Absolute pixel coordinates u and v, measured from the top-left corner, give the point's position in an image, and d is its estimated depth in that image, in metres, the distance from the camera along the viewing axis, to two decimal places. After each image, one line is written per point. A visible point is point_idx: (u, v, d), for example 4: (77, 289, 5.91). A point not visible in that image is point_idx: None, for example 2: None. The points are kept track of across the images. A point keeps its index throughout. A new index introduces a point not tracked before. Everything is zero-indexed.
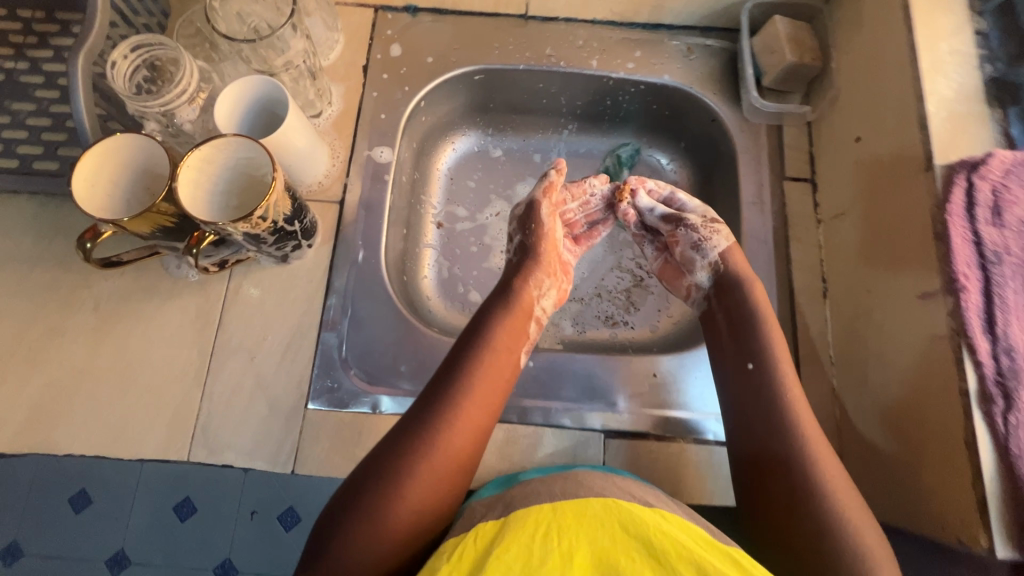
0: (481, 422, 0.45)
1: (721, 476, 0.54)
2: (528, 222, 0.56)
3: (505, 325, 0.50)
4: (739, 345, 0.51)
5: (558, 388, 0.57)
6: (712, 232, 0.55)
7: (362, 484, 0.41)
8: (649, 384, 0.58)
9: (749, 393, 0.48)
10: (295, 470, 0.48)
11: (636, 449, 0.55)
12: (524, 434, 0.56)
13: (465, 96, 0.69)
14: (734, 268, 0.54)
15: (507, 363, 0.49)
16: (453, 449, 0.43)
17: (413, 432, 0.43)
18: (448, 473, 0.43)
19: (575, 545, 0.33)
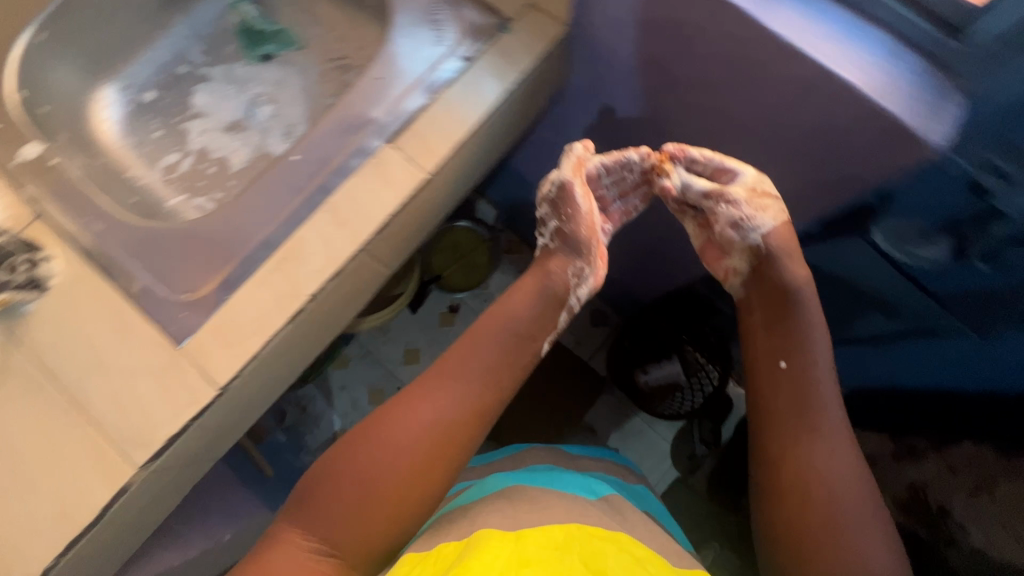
0: (475, 416, 0.60)
1: (475, 89, 0.59)
2: (563, 206, 0.65)
3: (527, 308, 0.65)
4: (775, 347, 0.62)
5: (327, 153, 0.57)
6: (762, 210, 0.61)
7: (372, 432, 0.58)
8: (377, 83, 0.59)
9: (785, 387, 0.60)
10: (218, 385, 0.52)
11: (414, 132, 0.58)
12: (340, 199, 0.56)
13: (59, 62, 0.67)
14: (780, 245, 0.62)
15: (517, 353, 0.65)
16: (456, 433, 0.59)
17: (427, 405, 0.59)
18: (446, 444, 0.58)
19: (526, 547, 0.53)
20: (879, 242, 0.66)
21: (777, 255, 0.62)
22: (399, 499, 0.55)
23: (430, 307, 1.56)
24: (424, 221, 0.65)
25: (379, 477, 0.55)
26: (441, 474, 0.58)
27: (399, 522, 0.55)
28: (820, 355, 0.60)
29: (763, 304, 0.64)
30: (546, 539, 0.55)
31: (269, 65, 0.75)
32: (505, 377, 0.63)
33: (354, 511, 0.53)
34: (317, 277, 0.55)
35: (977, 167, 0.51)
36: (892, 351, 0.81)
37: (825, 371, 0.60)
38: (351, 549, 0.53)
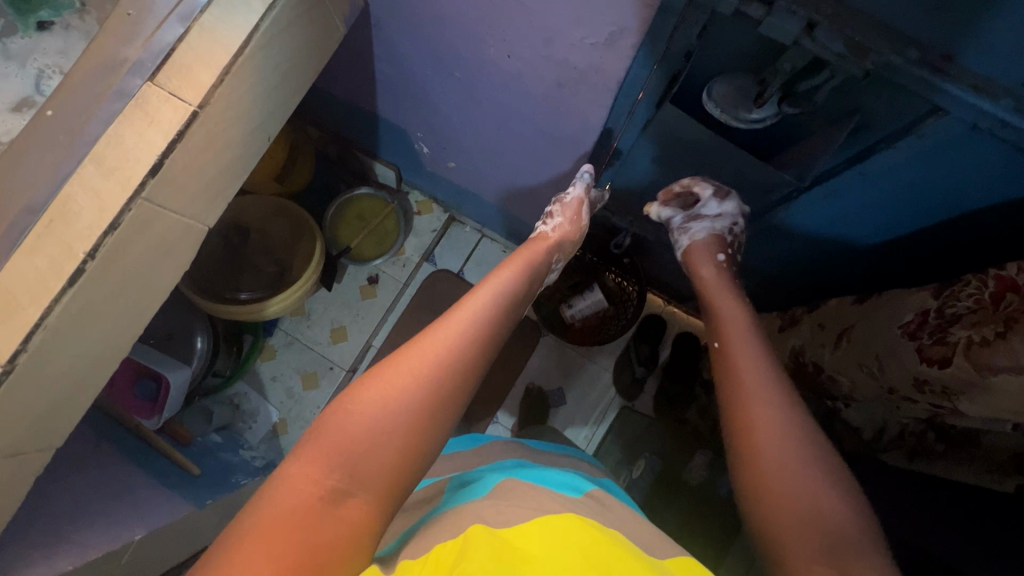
0: (472, 361, 0.67)
1: (236, 8, 0.55)
2: (566, 212, 0.90)
3: (515, 274, 0.79)
4: (712, 331, 0.77)
5: (85, 103, 0.53)
6: (692, 223, 0.84)
7: (384, 366, 0.64)
8: (129, 18, 0.55)
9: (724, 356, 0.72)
10: (1, 363, 0.49)
11: (176, 64, 0.54)
12: (105, 146, 0.52)
13: None
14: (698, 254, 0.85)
15: (507, 317, 0.75)
16: (452, 381, 0.64)
17: (433, 346, 0.66)
18: (445, 392, 0.63)
19: (521, 544, 0.52)
20: (711, 110, 0.62)
21: (692, 255, 0.85)
22: (405, 440, 0.59)
23: (349, 283, 1.53)
24: (226, 164, 0.61)
25: (383, 422, 0.59)
26: (442, 419, 0.62)
27: (404, 464, 0.59)
28: (747, 336, 0.72)
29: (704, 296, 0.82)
30: (543, 528, 0.54)
31: (46, 33, 0.70)
32: (497, 324, 0.72)
33: (364, 455, 0.57)
34: (89, 234, 0.51)
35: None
36: (770, 222, 0.81)
37: (747, 339, 0.72)
38: (368, 488, 0.56)
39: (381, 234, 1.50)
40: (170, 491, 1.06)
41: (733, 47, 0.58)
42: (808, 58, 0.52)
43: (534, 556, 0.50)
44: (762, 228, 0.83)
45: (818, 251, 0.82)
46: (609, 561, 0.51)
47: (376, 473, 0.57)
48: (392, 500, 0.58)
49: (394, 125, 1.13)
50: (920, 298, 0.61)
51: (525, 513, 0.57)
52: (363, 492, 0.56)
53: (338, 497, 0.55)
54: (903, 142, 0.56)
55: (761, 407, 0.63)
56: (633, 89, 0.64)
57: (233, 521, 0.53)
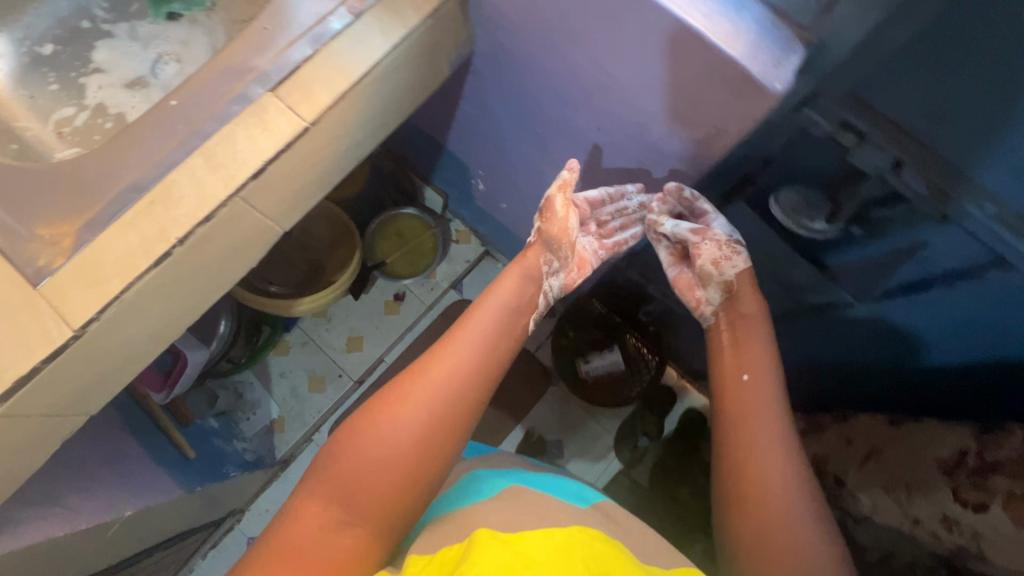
0: (473, 385, 0.65)
1: (362, 42, 0.59)
2: (546, 211, 0.77)
3: (512, 283, 0.75)
4: (738, 363, 0.68)
5: (208, 101, 0.57)
6: (732, 251, 0.72)
7: (389, 390, 0.64)
8: (264, 34, 0.60)
9: (741, 392, 0.65)
10: (73, 328, 0.51)
11: (298, 81, 0.58)
12: (217, 144, 0.56)
13: None
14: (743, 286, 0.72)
15: (507, 335, 0.71)
16: (453, 406, 0.63)
17: (437, 372, 0.64)
18: (446, 417, 0.62)
19: (521, 548, 0.51)
20: (776, 213, 0.64)
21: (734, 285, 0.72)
22: (406, 470, 0.58)
23: (375, 294, 1.55)
24: (317, 177, 0.64)
25: (387, 448, 0.58)
26: (443, 447, 0.61)
27: (405, 494, 0.58)
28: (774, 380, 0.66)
29: (733, 326, 0.72)
30: (546, 538, 0.54)
31: (174, 24, 0.75)
32: (499, 344, 0.70)
33: (366, 484, 0.57)
34: (184, 221, 0.53)
35: (836, 127, 0.52)
36: (811, 326, 0.80)
37: (774, 392, 0.65)
38: (370, 517, 0.56)
39: (417, 254, 1.53)
40: (164, 470, 1.05)
41: (812, 165, 0.60)
42: (887, 189, 0.55)
43: (534, 562, 0.50)
44: (795, 329, 0.83)
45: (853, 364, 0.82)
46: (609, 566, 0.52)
47: (377, 503, 0.56)
48: (394, 530, 0.57)
49: (457, 158, 1.18)
50: (959, 435, 0.62)
51: (531, 522, 0.57)
52: (363, 521, 0.56)
53: (340, 525, 0.55)
54: (963, 284, 0.59)
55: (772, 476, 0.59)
56: (706, 179, 0.68)
57: (254, 545, 0.55)
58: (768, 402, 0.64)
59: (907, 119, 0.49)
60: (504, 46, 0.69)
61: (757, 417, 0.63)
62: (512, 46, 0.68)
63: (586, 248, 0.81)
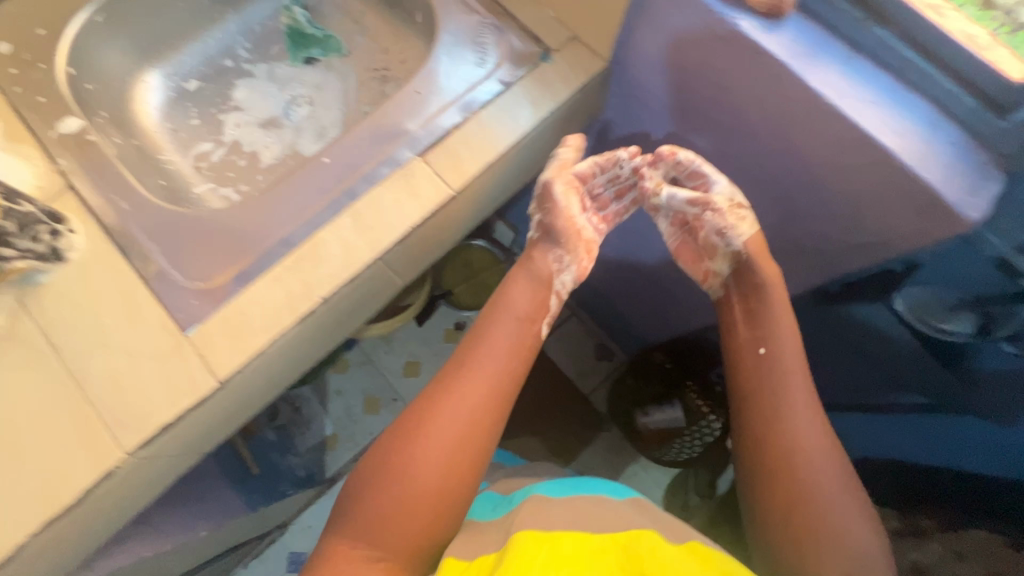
0: (488, 409, 0.61)
1: (512, 114, 0.60)
2: (545, 202, 0.67)
3: (526, 292, 0.67)
4: (756, 335, 0.62)
5: (357, 159, 0.58)
6: (736, 219, 0.61)
7: (400, 422, 0.61)
8: (415, 98, 0.60)
9: (761, 372, 0.60)
10: (217, 378, 0.51)
11: (447, 148, 0.58)
12: (367, 204, 0.56)
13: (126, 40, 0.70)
14: (755, 256, 0.62)
15: (515, 349, 0.64)
16: (469, 432, 0.59)
17: (440, 399, 0.60)
18: (461, 446, 0.58)
19: (559, 547, 0.51)
20: (900, 310, 0.63)
21: (745, 258, 0.62)
22: (428, 506, 0.56)
23: (437, 321, 1.56)
24: (444, 235, 0.65)
25: (400, 486, 0.56)
26: (462, 477, 0.58)
27: (430, 529, 0.56)
28: (798, 379, 0.59)
29: (750, 303, 0.63)
30: (582, 542, 0.52)
31: (311, 69, 0.77)
32: (518, 355, 0.64)
33: (388, 522, 0.55)
34: (329, 279, 0.54)
35: (1012, 250, 0.49)
36: (908, 422, 0.77)
37: (808, 428, 0.57)
38: (397, 552, 0.56)
39: (481, 287, 1.52)
40: (233, 487, 1.07)
41: (964, 278, 0.56)
42: None
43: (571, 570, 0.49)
44: (888, 420, 0.80)
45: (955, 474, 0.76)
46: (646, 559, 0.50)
47: (404, 541, 0.56)
48: (420, 558, 0.57)
49: None
50: None
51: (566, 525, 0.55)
52: (390, 555, 0.55)
53: (368, 560, 0.55)
54: None
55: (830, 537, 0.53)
56: (836, 272, 0.66)
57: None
58: (800, 397, 0.58)
59: None
60: (637, 118, 0.69)
61: (795, 426, 0.57)
62: (646, 119, 0.68)
63: (588, 227, 0.68)
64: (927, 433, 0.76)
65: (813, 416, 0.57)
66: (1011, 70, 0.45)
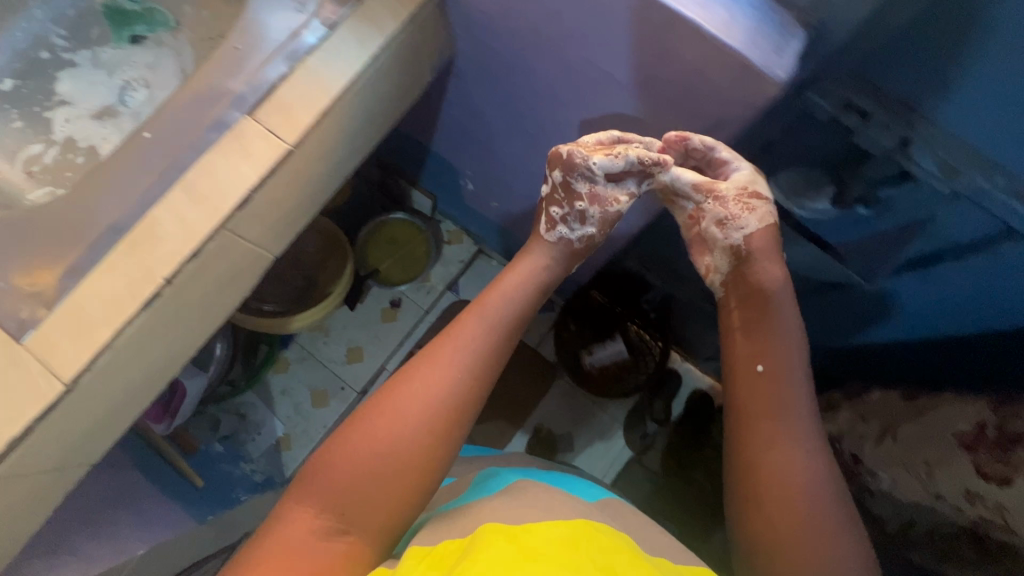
0: (466, 399, 0.62)
1: (341, 56, 0.57)
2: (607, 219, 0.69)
3: (515, 286, 0.70)
4: (754, 351, 0.64)
5: (182, 130, 0.54)
6: (747, 210, 0.63)
7: (382, 397, 0.61)
8: (235, 54, 0.57)
9: (762, 387, 0.62)
10: (66, 380, 0.48)
11: (276, 101, 0.55)
12: (199, 173, 0.53)
13: None
14: (760, 247, 0.65)
15: (507, 342, 0.67)
16: (446, 420, 0.60)
17: (430, 380, 0.61)
18: (440, 432, 0.60)
19: (528, 543, 0.52)
20: (777, 196, 0.65)
21: (753, 251, 0.65)
22: (404, 478, 0.57)
23: (371, 303, 1.52)
24: (304, 197, 0.62)
25: (378, 460, 0.57)
26: (439, 464, 0.59)
27: (402, 507, 0.57)
28: (793, 365, 0.63)
29: (764, 303, 0.65)
30: (549, 530, 0.54)
31: (138, 48, 0.71)
32: (494, 350, 0.65)
33: (360, 498, 0.55)
34: (171, 258, 0.51)
35: (839, 108, 0.50)
36: (827, 303, 0.79)
37: (793, 388, 0.61)
38: (363, 526, 0.55)
39: (411, 259, 1.51)
40: (173, 501, 1.03)
41: (816, 147, 0.58)
42: (893, 170, 0.53)
43: (537, 558, 0.50)
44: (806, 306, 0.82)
45: (861, 345, 0.83)
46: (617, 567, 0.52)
47: (374, 515, 0.56)
48: (387, 537, 0.56)
49: (444, 160, 1.15)
50: (976, 409, 0.62)
51: (533, 514, 0.57)
52: (357, 530, 0.55)
53: (333, 532, 0.54)
54: (974, 257, 0.58)
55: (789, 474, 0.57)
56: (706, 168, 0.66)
57: (246, 545, 0.55)
58: (794, 390, 0.61)
59: (916, 97, 0.47)
60: (487, 45, 0.67)
61: (773, 393, 0.61)
62: (494, 44, 0.66)
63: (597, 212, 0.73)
64: (831, 315, 0.80)
65: (798, 378, 0.62)
66: None
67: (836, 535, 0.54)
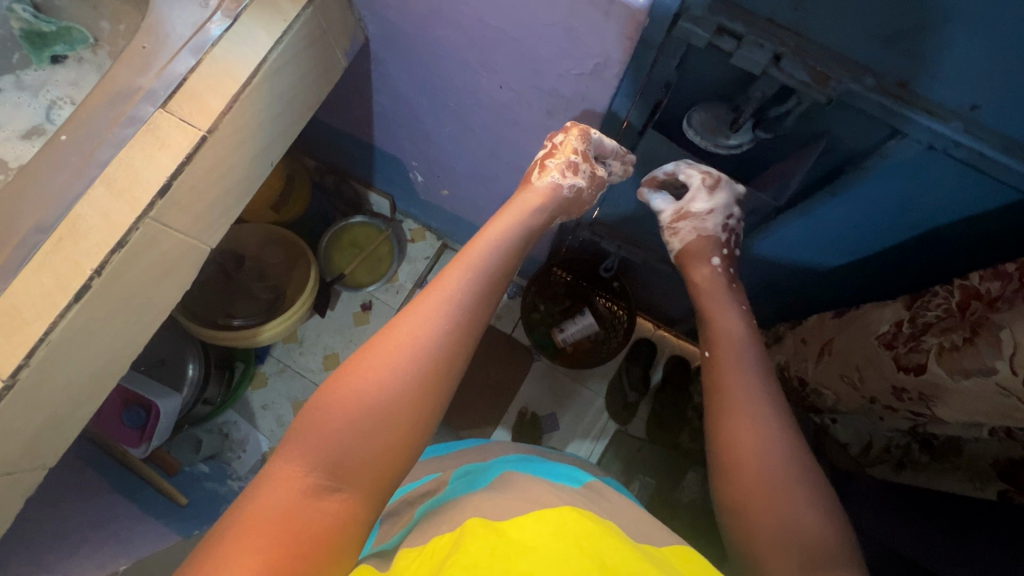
0: (455, 350, 0.61)
1: (246, 45, 0.59)
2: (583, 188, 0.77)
3: (494, 242, 0.70)
4: (706, 340, 0.72)
5: (97, 130, 0.56)
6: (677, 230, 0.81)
7: (370, 350, 0.60)
8: (144, 53, 0.59)
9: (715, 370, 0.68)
10: (4, 378, 0.50)
11: (188, 93, 0.57)
12: (118, 168, 0.55)
13: None
14: (692, 252, 0.81)
15: (490, 292, 0.67)
16: (435, 370, 0.59)
17: (419, 331, 0.60)
18: (430, 381, 0.59)
19: (515, 535, 0.53)
20: (693, 138, 0.66)
21: (685, 255, 0.81)
22: (397, 429, 0.56)
23: (342, 309, 1.53)
24: (231, 187, 0.64)
25: (370, 412, 0.55)
26: (430, 416, 0.59)
27: (393, 459, 0.56)
28: (737, 340, 0.69)
29: (698, 297, 0.79)
30: (539, 522, 0.55)
31: (60, 67, 0.73)
32: (478, 303, 0.65)
33: (350, 452, 0.54)
34: (98, 251, 0.53)
35: (714, 34, 0.53)
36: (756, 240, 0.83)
37: (741, 351, 0.68)
38: (354, 482, 0.53)
39: (375, 260, 1.52)
40: (156, 521, 1.04)
41: (707, 79, 0.62)
42: (776, 86, 0.56)
43: (528, 548, 0.51)
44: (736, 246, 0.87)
45: (808, 273, 0.87)
46: (605, 554, 0.51)
47: (367, 469, 0.54)
48: (379, 493, 0.55)
49: (390, 155, 1.17)
50: (893, 310, 0.65)
51: (523, 507, 0.58)
52: (349, 487, 0.53)
53: (324, 490, 0.52)
54: (870, 165, 0.61)
55: (751, 423, 0.60)
56: (614, 111, 0.69)
57: (225, 513, 0.52)
58: (741, 362, 0.66)
59: (777, 12, 0.50)
60: (395, 26, 0.70)
61: (725, 365, 0.67)
62: (400, 23, 0.69)
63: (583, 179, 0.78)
64: (768, 248, 0.85)
65: (741, 351, 0.68)
66: None
67: (794, 478, 0.56)
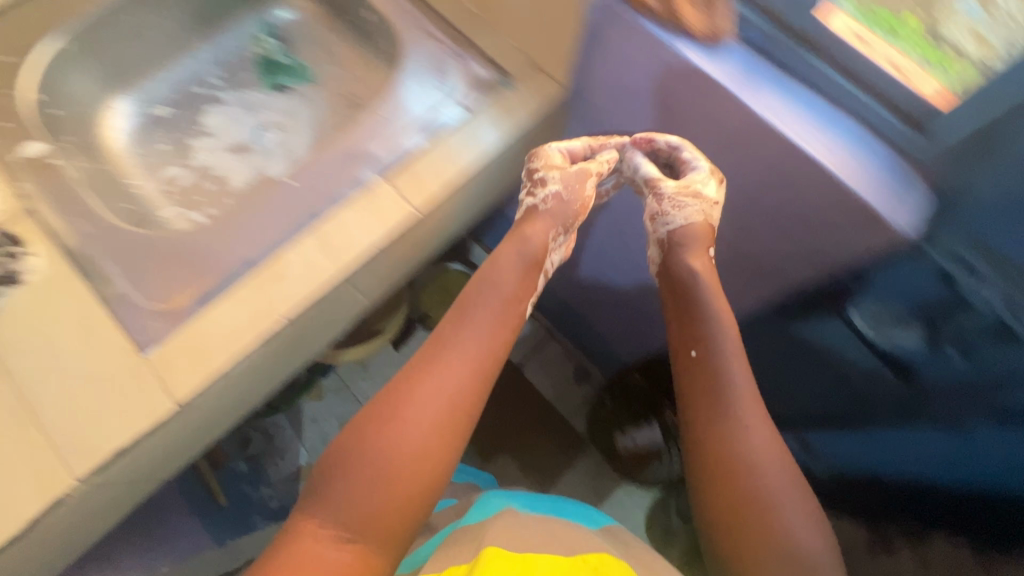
0: (478, 388, 0.55)
1: (473, 139, 0.62)
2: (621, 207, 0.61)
3: (511, 271, 0.59)
4: (687, 334, 0.57)
5: (321, 184, 0.59)
6: (675, 208, 0.58)
7: (392, 388, 0.54)
8: (379, 123, 0.62)
9: (699, 371, 0.56)
10: (174, 400, 0.51)
11: (411, 171, 0.60)
12: (331, 226, 0.57)
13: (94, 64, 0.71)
14: (687, 242, 0.58)
15: (512, 323, 0.59)
16: (457, 413, 0.53)
17: (441, 373, 0.54)
18: (452, 427, 0.53)
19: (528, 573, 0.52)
20: (858, 325, 0.65)
21: (676, 243, 0.58)
22: (418, 479, 0.50)
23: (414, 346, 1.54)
24: (412, 258, 0.66)
25: (389, 462, 0.50)
26: (450, 462, 0.53)
27: (414, 510, 0.51)
28: (735, 357, 0.55)
29: (688, 302, 0.57)
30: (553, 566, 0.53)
31: (281, 95, 0.79)
32: (497, 333, 0.58)
33: (369, 503, 0.49)
34: (294, 302, 0.54)
35: (952, 261, 0.54)
36: (880, 435, 0.79)
37: (736, 368, 0.55)
38: (370, 535, 0.49)
39: None
40: None
41: (909, 290, 0.58)
42: (990, 322, 0.54)
43: None
44: (853, 433, 0.83)
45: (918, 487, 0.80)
46: None
47: (382, 522, 0.49)
48: (398, 544, 0.50)
49: None
50: None
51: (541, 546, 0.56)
52: (365, 540, 0.48)
53: (341, 541, 0.48)
54: None
55: None
56: (798, 288, 0.66)
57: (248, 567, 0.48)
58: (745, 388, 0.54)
59: None
60: None
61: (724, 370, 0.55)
62: None
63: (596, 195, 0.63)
64: (891, 445, 0.79)
65: (740, 367, 0.55)
66: (927, 89, 0.51)
67: None
